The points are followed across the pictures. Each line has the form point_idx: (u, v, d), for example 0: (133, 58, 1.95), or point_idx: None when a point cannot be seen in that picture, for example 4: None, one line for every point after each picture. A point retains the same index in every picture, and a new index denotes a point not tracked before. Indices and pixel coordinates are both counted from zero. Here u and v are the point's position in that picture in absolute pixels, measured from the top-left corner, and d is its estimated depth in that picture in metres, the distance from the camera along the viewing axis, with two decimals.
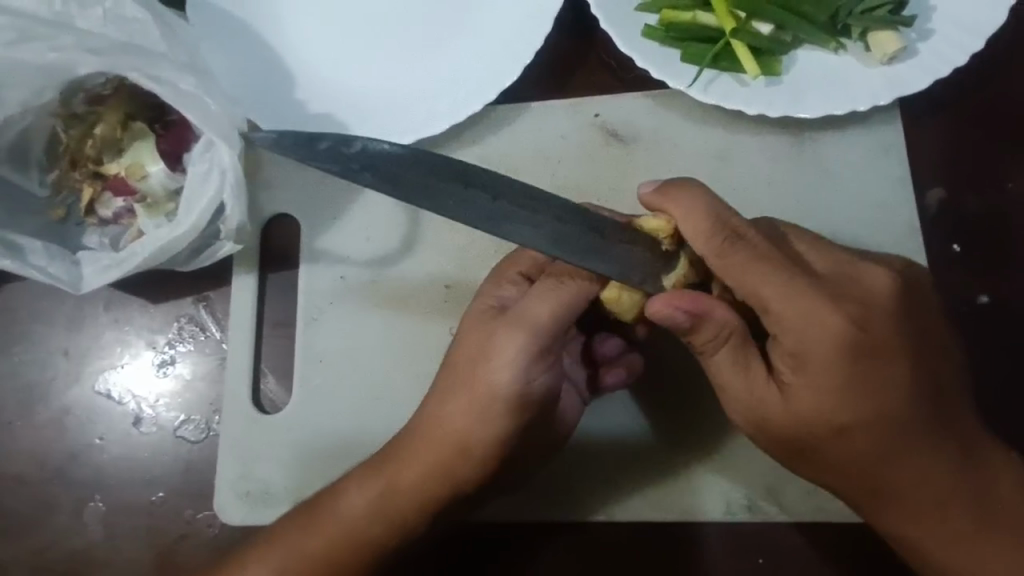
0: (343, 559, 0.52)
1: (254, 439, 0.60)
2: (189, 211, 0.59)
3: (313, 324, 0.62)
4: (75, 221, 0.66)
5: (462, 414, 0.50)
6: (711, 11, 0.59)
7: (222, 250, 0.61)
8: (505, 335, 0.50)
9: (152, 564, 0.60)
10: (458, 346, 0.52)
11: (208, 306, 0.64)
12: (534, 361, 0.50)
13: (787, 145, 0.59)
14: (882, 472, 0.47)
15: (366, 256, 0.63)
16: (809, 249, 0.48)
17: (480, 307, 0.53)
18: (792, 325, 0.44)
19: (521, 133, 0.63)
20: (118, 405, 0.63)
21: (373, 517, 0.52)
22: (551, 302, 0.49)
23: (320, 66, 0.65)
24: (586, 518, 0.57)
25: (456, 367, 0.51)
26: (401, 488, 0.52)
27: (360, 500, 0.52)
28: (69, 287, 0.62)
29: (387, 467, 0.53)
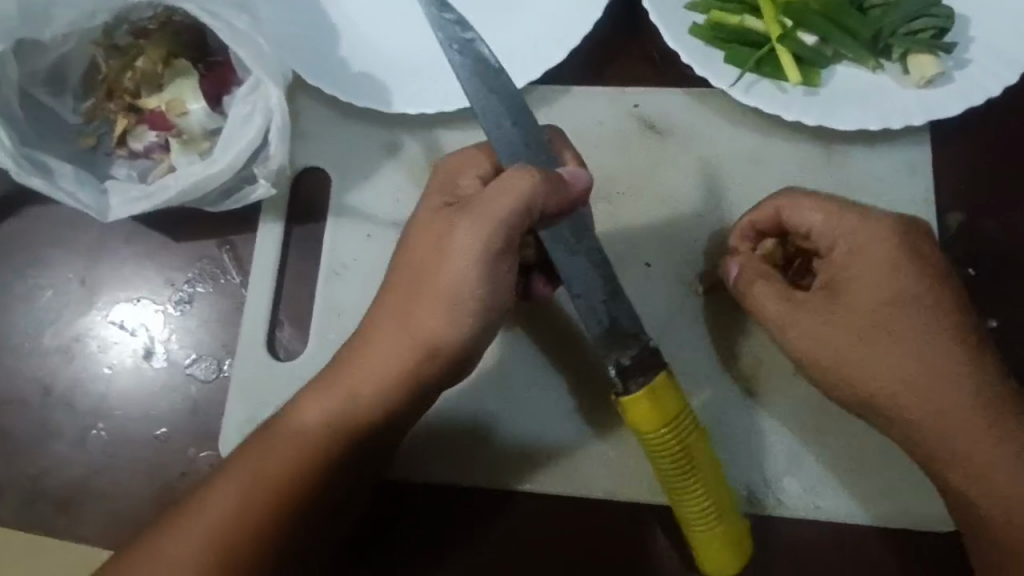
0: (307, 470, 0.51)
1: (264, 383, 0.60)
2: (227, 150, 0.59)
3: (335, 278, 0.63)
4: (105, 150, 0.67)
5: (411, 338, 0.50)
6: (758, 18, 0.60)
7: (256, 192, 0.61)
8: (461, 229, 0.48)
9: (150, 499, 0.60)
10: (409, 245, 0.50)
11: (231, 250, 0.64)
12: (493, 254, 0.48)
13: (818, 154, 0.60)
14: (934, 374, 0.48)
15: (395, 217, 0.64)
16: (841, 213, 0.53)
17: (438, 199, 0.51)
18: (832, 232, 0.51)
19: (560, 116, 0.64)
20: (130, 337, 0.64)
21: (334, 424, 0.51)
22: (509, 201, 0.47)
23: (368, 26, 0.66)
24: (586, 493, 0.57)
25: (408, 269, 0.50)
26: (360, 398, 0.51)
27: (317, 408, 0.52)
28: (95, 215, 0.62)
29: (351, 360, 0.52)
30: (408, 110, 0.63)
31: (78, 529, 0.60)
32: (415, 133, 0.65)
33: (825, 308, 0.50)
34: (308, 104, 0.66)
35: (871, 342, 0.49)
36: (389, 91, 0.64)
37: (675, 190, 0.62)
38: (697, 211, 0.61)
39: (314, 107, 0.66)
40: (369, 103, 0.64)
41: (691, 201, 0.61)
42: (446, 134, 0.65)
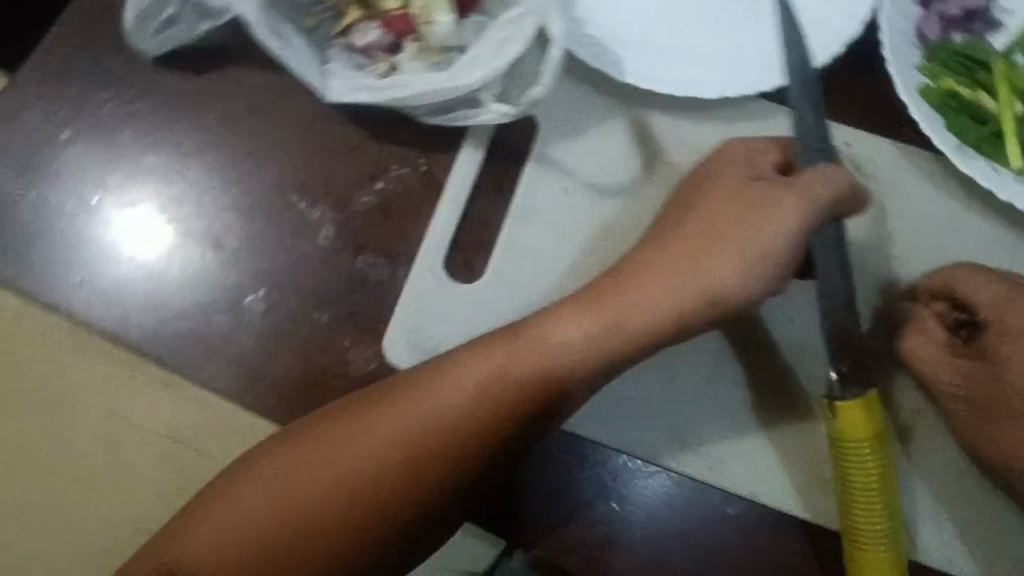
0: (549, 385, 0.51)
1: (435, 298, 0.61)
2: (480, 67, 0.59)
3: (523, 220, 0.64)
4: (323, 34, 0.67)
5: (697, 278, 0.52)
6: (991, 96, 0.63)
7: (488, 116, 0.62)
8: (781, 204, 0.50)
9: (297, 377, 0.60)
10: (716, 196, 0.54)
11: (428, 164, 0.65)
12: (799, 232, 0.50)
13: (1006, 238, 0.63)
14: None
15: (593, 179, 0.65)
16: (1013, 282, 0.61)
17: (739, 171, 0.54)
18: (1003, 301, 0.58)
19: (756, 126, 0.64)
20: (310, 217, 0.64)
21: (592, 349, 0.51)
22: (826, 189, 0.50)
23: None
24: (734, 490, 0.57)
25: (708, 218, 0.53)
26: (628, 327, 0.51)
27: (574, 331, 0.51)
28: (318, 91, 0.62)
29: (622, 290, 0.52)
30: (638, 83, 0.64)
31: (224, 384, 0.61)
32: (629, 106, 0.66)
33: (975, 380, 0.58)
34: None
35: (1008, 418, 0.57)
36: (623, 59, 0.64)
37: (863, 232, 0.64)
38: (880, 258, 0.64)
39: None
40: (602, 67, 0.64)
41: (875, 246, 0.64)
42: (660, 118, 0.65)
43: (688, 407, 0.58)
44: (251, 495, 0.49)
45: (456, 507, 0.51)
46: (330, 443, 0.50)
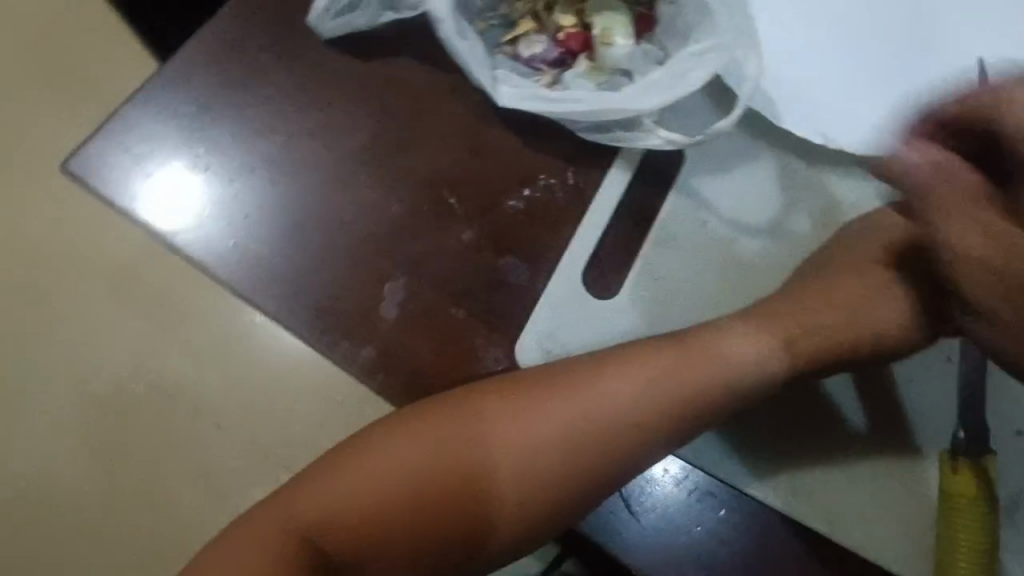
0: (688, 415, 0.53)
1: (570, 308, 0.63)
2: (656, 95, 0.63)
3: (663, 244, 0.65)
4: (493, 40, 0.70)
5: (847, 321, 0.58)
6: None
7: (651, 142, 0.64)
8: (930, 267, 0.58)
9: (427, 367, 0.61)
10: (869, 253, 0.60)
11: (576, 179, 0.67)
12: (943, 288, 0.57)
13: None
14: None
15: (734, 215, 0.66)
16: None
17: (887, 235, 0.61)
18: None
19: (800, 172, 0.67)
20: (455, 212, 0.66)
21: (761, 365, 0.55)
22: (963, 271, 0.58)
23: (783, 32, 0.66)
24: (845, 542, 0.58)
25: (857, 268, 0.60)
26: (796, 348, 0.56)
27: (743, 346, 0.55)
28: (493, 95, 0.65)
29: (780, 330, 0.57)
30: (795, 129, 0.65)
31: (354, 365, 0.62)
32: (778, 150, 0.68)
33: None
34: None
35: None
36: (782, 103, 0.65)
37: None
38: None
39: None
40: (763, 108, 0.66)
41: None
42: (803, 166, 0.67)
43: (812, 451, 0.59)
44: (371, 467, 0.50)
45: (559, 526, 0.51)
46: (456, 432, 0.50)
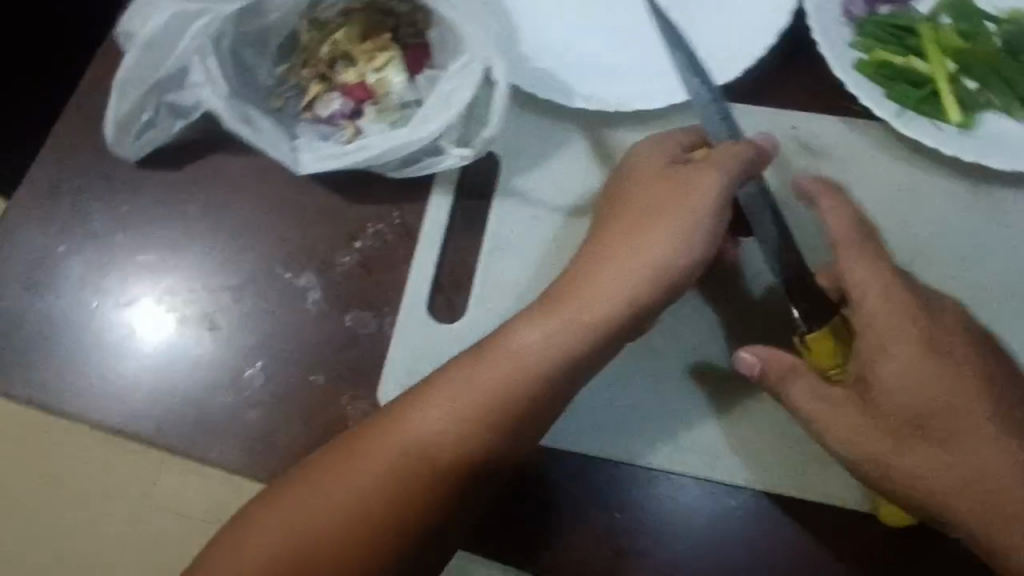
0: (516, 405, 0.54)
1: (423, 341, 0.64)
2: (433, 120, 0.63)
3: (497, 252, 0.67)
4: (291, 112, 0.71)
5: (622, 270, 0.57)
6: (922, 61, 0.66)
7: (445, 162, 0.65)
8: (701, 176, 0.57)
9: (303, 442, 0.62)
10: (633, 193, 0.60)
11: (400, 217, 0.68)
12: (728, 198, 0.57)
13: (970, 192, 0.64)
14: None
15: (558, 202, 0.68)
16: None
17: (654, 166, 0.60)
18: None
19: (567, 155, 0.70)
20: (296, 284, 0.67)
21: (552, 347, 0.56)
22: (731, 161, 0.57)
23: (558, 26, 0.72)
24: (723, 477, 0.60)
25: (631, 210, 0.59)
26: (582, 319, 0.56)
27: (531, 334, 0.56)
28: (290, 165, 0.66)
29: (567, 302, 0.57)
30: (586, 107, 0.69)
31: (232, 462, 0.63)
32: (583, 129, 0.70)
33: None
34: None
35: None
36: (568, 89, 0.69)
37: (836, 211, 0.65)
38: None
39: None
40: (551, 96, 0.69)
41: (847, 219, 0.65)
42: (611, 134, 0.70)
43: (676, 404, 0.61)
44: (258, 536, 0.51)
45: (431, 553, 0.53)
46: (310, 496, 0.52)
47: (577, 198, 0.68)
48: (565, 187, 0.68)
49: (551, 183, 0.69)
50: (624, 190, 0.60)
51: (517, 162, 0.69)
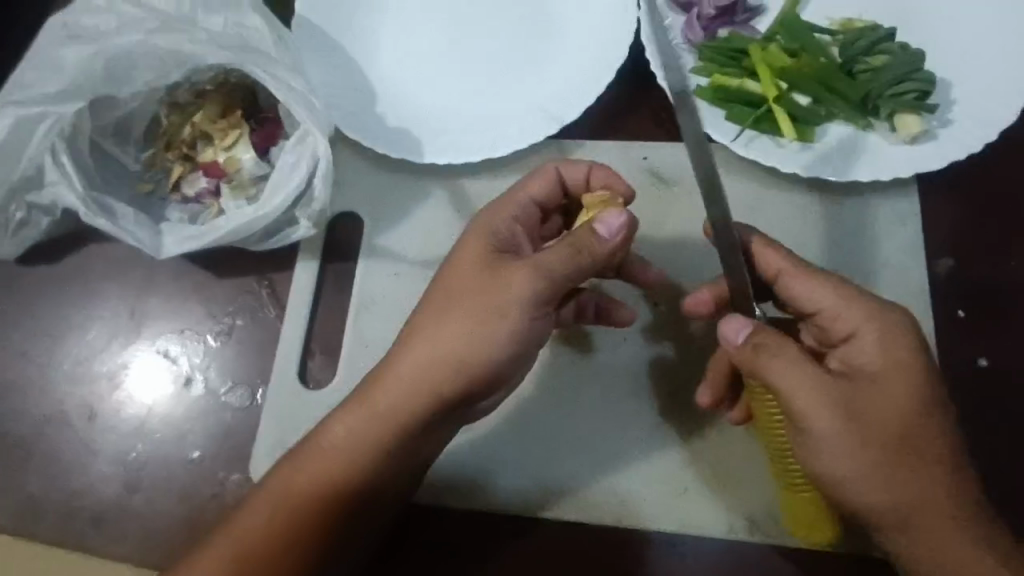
0: (334, 494, 0.55)
1: (296, 409, 0.65)
2: (275, 194, 0.65)
3: (363, 312, 0.68)
4: (161, 195, 0.72)
5: (429, 363, 0.54)
6: (757, 81, 0.66)
7: (296, 232, 0.67)
8: (516, 273, 0.53)
9: (183, 522, 0.63)
10: (452, 272, 0.55)
11: (270, 287, 0.70)
12: (538, 303, 0.53)
13: (817, 204, 0.65)
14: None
15: (420, 256, 0.70)
16: (916, 206, 0.64)
17: (478, 247, 0.55)
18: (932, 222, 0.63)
19: (427, 209, 0.72)
20: (172, 365, 0.68)
21: (365, 444, 0.55)
22: (561, 252, 0.52)
23: (416, 82, 0.74)
24: (590, 519, 0.60)
25: (446, 296, 0.54)
26: (385, 410, 0.54)
27: (345, 430, 0.55)
28: (149, 252, 0.67)
29: (377, 401, 0.55)
30: (439, 161, 0.70)
31: (113, 550, 0.63)
32: (441, 181, 0.72)
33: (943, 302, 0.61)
34: (346, 157, 0.74)
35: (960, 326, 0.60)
36: (421, 145, 0.71)
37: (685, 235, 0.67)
38: (701, 254, 0.66)
39: (353, 160, 0.74)
40: (404, 154, 0.71)
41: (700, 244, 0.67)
42: (469, 183, 0.72)
43: (541, 449, 0.62)
44: None
45: None
46: None
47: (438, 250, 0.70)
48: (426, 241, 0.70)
49: (413, 238, 0.71)
50: (445, 276, 0.55)
51: (379, 220, 0.71)
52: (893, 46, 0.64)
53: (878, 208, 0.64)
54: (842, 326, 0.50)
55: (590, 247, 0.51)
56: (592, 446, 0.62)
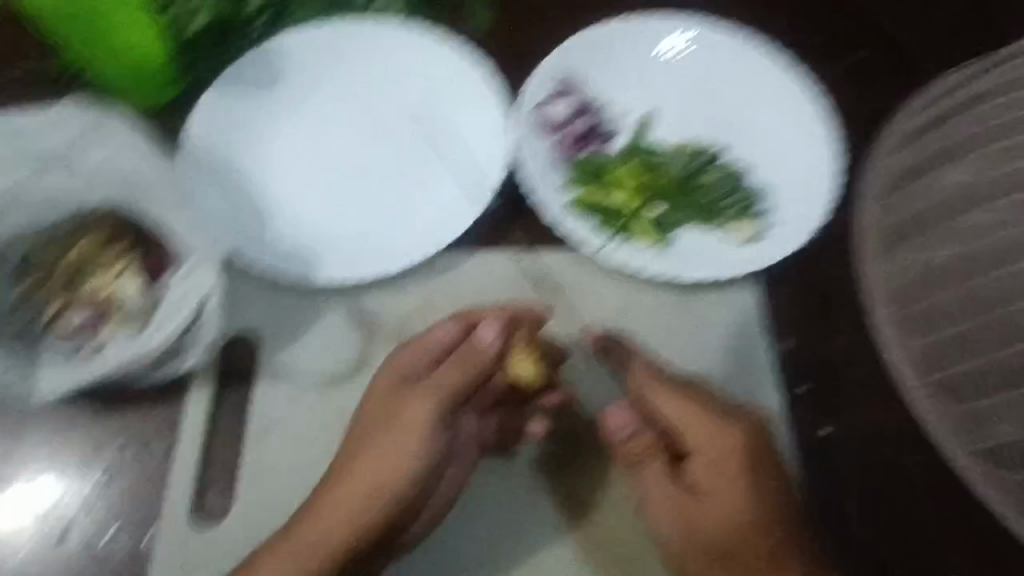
0: None
1: (192, 543, 0.67)
2: (164, 326, 0.66)
3: (262, 435, 0.70)
4: (36, 329, 0.67)
5: (356, 487, 0.64)
6: (618, 194, 0.76)
7: (186, 363, 0.68)
8: (418, 401, 0.65)
9: None
10: (370, 401, 0.67)
11: (161, 418, 0.69)
12: (440, 415, 0.65)
13: (675, 300, 0.75)
14: (864, 388, 0.70)
15: (320, 374, 0.73)
16: (758, 297, 0.73)
17: (391, 377, 0.67)
18: (779, 310, 0.73)
19: (325, 326, 0.74)
20: (47, 513, 0.67)
21: (299, 568, 0.61)
22: (456, 372, 0.65)
23: (309, 213, 0.77)
24: None
25: (370, 427, 0.65)
26: (314, 532, 0.62)
27: (276, 563, 0.61)
28: (28, 394, 0.65)
29: (308, 527, 0.63)
30: (333, 281, 0.73)
31: None
32: (339, 297, 0.75)
33: (789, 382, 0.71)
34: (241, 278, 0.75)
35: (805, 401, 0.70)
36: (316, 265, 0.74)
37: (566, 333, 0.74)
38: (584, 352, 0.73)
39: (248, 282, 0.75)
40: (298, 276, 0.73)
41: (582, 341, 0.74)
42: (367, 298, 0.75)
43: (445, 551, 0.68)
44: None
45: None
46: None
47: (339, 363, 0.73)
48: (328, 356, 0.73)
49: (312, 355, 0.73)
50: (364, 409, 0.67)
51: (280, 340, 0.73)
52: (717, 167, 0.77)
53: (724, 301, 0.74)
54: (693, 443, 0.63)
55: (473, 359, 0.65)
56: (490, 543, 0.68)
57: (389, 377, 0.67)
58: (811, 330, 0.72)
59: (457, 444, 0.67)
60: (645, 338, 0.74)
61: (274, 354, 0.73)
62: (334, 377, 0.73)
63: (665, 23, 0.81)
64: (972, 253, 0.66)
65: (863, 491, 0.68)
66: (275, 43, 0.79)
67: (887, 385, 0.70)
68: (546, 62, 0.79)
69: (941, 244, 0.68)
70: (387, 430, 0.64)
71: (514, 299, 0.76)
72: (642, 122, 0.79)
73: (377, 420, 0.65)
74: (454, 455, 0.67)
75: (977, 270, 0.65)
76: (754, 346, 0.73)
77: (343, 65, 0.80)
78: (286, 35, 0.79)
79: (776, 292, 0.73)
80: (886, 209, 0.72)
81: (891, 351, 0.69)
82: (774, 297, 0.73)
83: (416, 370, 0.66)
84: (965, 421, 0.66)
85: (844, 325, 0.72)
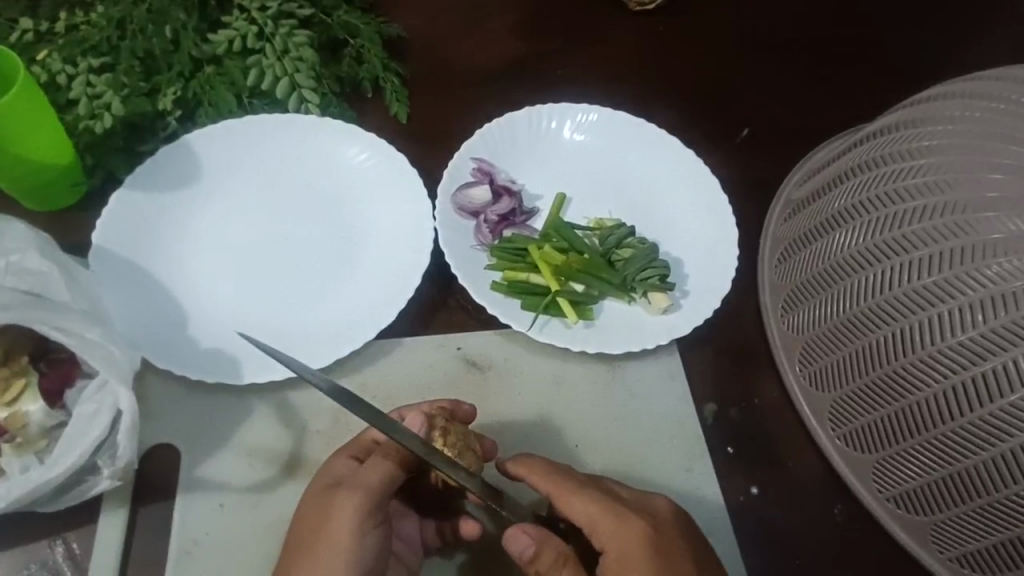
0: None
1: None
2: (69, 450, 0.60)
3: (185, 558, 0.65)
4: None
5: None
6: (540, 275, 0.80)
7: (96, 487, 0.63)
8: (341, 500, 0.60)
9: None
10: (300, 518, 0.62)
11: (69, 548, 0.64)
12: (366, 519, 0.59)
13: (604, 371, 0.78)
14: (782, 444, 0.76)
15: (248, 481, 0.69)
16: (678, 362, 0.79)
17: (323, 484, 0.63)
18: (697, 374, 0.79)
19: (252, 428, 0.71)
20: None
21: None
22: (380, 470, 0.61)
23: (229, 302, 0.76)
24: None
25: (299, 546, 0.60)
26: None
27: None
28: None
29: None
30: (258, 380, 0.71)
31: None
32: (266, 395, 0.73)
33: (721, 442, 0.76)
34: (160, 385, 0.72)
35: (736, 461, 0.75)
36: (240, 363, 0.71)
37: (502, 412, 0.75)
38: (521, 431, 0.75)
39: (168, 388, 0.72)
40: (222, 377, 0.71)
41: (518, 420, 0.75)
42: (296, 394, 0.73)
43: None
44: None
45: None
46: None
47: (268, 468, 0.70)
48: (256, 461, 0.70)
49: (239, 461, 0.70)
50: (296, 525, 0.62)
51: (203, 448, 0.70)
52: (634, 241, 0.82)
53: (649, 368, 0.79)
54: (601, 541, 0.58)
55: (399, 456, 0.62)
56: None
57: (319, 483, 0.63)
58: (727, 391, 0.78)
59: (397, 547, 0.67)
60: (581, 413, 0.76)
61: (197, 463, 0.69)
62: (264, 483, 0.69)
63: (563, 115, 0.91)
64: (862, 316, 0.68)
65: (800, 545, 0.71)
66: (191, 142, 0.83)
67: (802, 439, 0.77)
68: (460, 152, 0.85)
69: (835, 304, 0.70)
70: (321, 540, 0.59)
71: (451, 384, 0.76)
72: (556, 203, 0.85)
73: (307, 533, 0.60)
74: (396, 557, 0.67)
75: (873, 327, 0.67)
76: (683, 410, 0.77)
77: (265, 166, 0.85)
78: (203, 135, 0.83)
79: (691, 357, 0.80)
80: (780, 275, 0.79)
81: (801, 404, 0.76)
82: (690, 361, 0.79)
83: (336, 474, 0.63)
84: (874, 470, 0.70)
85: (755, 385, 0.79)
